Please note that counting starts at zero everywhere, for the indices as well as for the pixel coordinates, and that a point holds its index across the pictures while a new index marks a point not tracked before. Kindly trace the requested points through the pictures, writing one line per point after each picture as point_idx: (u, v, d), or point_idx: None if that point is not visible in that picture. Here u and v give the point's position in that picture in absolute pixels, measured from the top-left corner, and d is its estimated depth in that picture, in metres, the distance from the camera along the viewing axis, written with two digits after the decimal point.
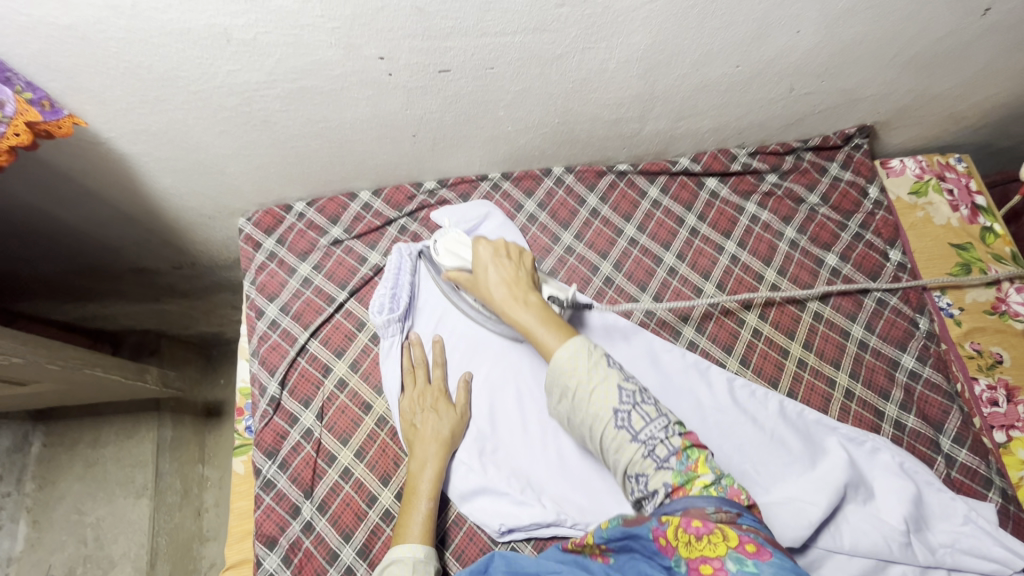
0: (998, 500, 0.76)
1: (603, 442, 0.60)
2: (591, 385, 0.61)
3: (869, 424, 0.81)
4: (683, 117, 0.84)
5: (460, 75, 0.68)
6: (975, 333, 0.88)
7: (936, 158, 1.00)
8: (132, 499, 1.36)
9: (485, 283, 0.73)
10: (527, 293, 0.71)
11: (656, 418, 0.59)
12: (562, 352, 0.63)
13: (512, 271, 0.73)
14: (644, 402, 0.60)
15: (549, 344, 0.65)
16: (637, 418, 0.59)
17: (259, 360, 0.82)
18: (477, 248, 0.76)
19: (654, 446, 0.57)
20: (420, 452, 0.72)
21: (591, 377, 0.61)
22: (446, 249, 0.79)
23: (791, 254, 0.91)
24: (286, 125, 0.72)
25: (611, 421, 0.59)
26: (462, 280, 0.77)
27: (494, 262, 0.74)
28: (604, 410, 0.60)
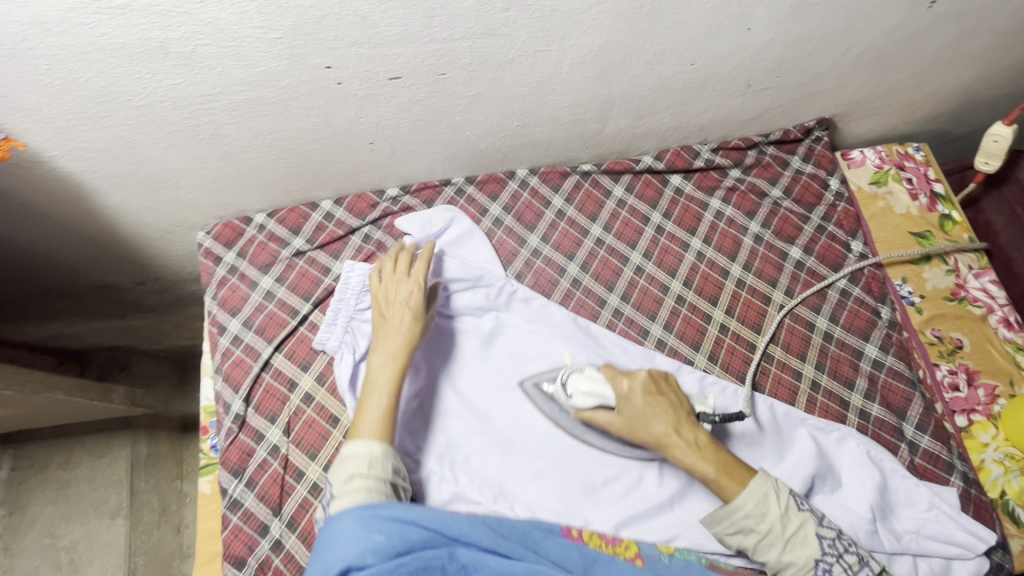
0: (960, 484, 0.78)
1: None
2: (791, 534, 0.65)
3: (835, 415, 0.82)
4: (642, 116, 0.84)
5: (412, 82, 0.67)
6: (936, 320, 0.90)
7: (894, 148, 1.02)
8: (107, 520, 1.33)
9: (641, 426, 0.69)
10: (689, 435, 0.68)
11: (859, 569, 0.64)
12: (743, 500, 0.65)
13: (670, 406, 0.70)
14: (845, 550, 0.65)
15: (730, 489, 0.66)
16: (839, 568, 0.64)
17: (223, 377, 0.80)
18: (620, 382, 0.71)
19: None
20: (384, 344, 0.69)
21: (787, 529, 0.65)
22: (576, 389, 0.73)
23: (756, 248, 0.92)
24: (236, 137, 0.71)
25: (812, 571, 0.64)
26: (603, 422, 0.71)
27: (649, 405, 0.69)
28: (805, 559, 0.64)
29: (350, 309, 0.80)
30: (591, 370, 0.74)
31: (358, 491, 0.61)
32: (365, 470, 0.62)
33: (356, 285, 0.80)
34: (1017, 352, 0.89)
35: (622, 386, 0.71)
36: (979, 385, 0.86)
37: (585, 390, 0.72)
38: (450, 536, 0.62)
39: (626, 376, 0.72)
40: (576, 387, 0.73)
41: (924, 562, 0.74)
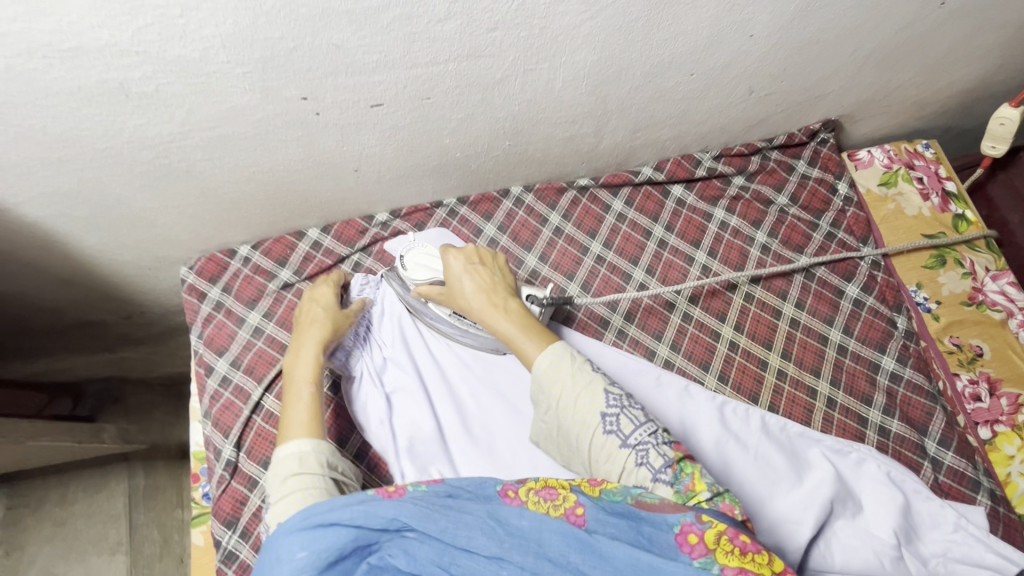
0: (987, 502, 0.74)
1: (592, 451, 0.58)
2: (576, 393, 0.59)
3: (853, 433, 0.79)
4: (640, 128, 0.80)
5: (395, 108, 0.63)
6: (953, 326, 0.86)
7: (903, 146, 0.98)
8: (106, 557, 1.30)
9: (461, 292, 0.71)
10: (503, 308, 0.68)
11: (646, 423, 0.57)
12: (541, 358, 0.62)
13: (489, 277, 0.71)
14: (631, 406, 0.59)
15: (533, 351, 0.64)
16: (625, 421, 0.57)
17: (212, 422, 0.76)
18: (445, 259, 0.73)
19: (643, 452, 0.55)
20: (298, 340, 0.69)
21: (578, 380, 0.60)
22: (412, 262, 0.76)
23: (763, 259, 0.88)
24: (212, 173, 0.67)
25: (600, 426, 0.58)
26: (434, 295, 0.74)
27: (466, 271, 0.71)
28: (593, 415, 0.58)
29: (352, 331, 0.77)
30: (431, 249, 0.77)
31: (295, 493, 0.55)
32: (298, 468, 0.57)
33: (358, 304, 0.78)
34: None
35: (445, 258, 0.73)
36: (1002, 395, 0.82)
37: (420, 265, 0.76)
38: (376, 529, 0.49)
39: (455, 251, 0.74)
40: (415, 262, 0.76)
41: None
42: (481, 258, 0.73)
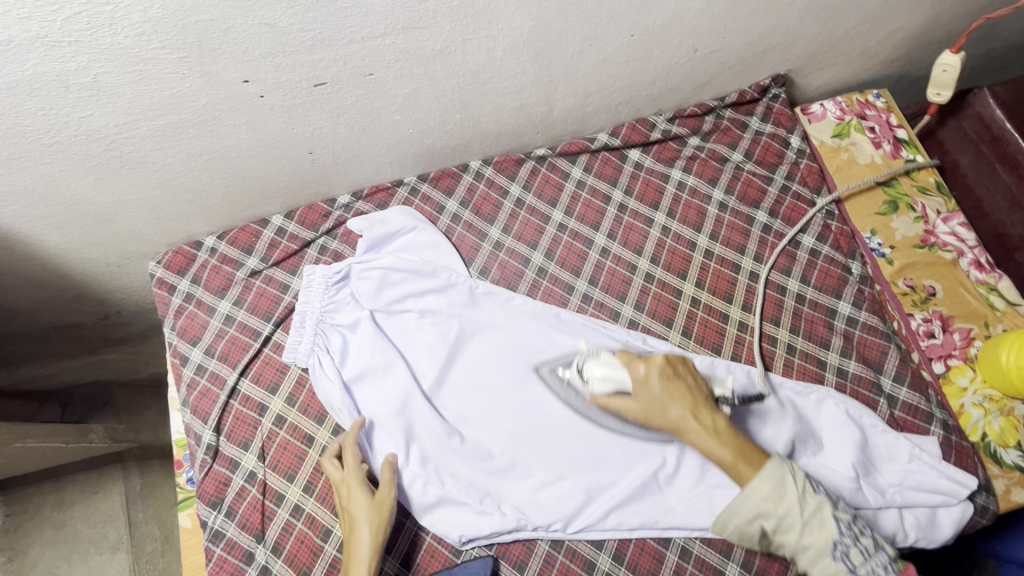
0: (941, 433, 0.77)
1: (808, 553, 0.64)
2: (807, 526, 0.63)
3: (813, 376, 0.81)
4: (590, 93, 0.81)
5: (339, 86, 0.64)
6: (907, 269, 0.89)
7: (855, 97, 1.00)
8: (108, 555, 1.32)
9: (660, 404, 0.69)
10: (706, 415, 0.69)
11: (876, 553, 0.64)
12: (758, 489, 0.64)
13: (685, 389, 0.70)
14: (861, 535, 0.64)
15: (744, 473, 0.66)
16: (856, 551, 0.63)
17: (190, 409, 0.78)
18: (637, 368, 0.71)
19: (847, 555, 0.63)
20: (350, 551, 0.67)
21: (804, 511, 0.63)
22: (592, 373, 0.73)
23: (721, 217, 0.90)
24: (166, 163, 0.68)
25: (831, 553, 0.62)
26: (617, 406, 0.71)
27: (666, 385, 0.70)
28: (822, 541, 0.63)
29: (316, 312, 0.80)
30: (608, 358, 0.73)
31: None
32: None
33: (319, 287, 0.81)
34: (990, 293, 0.88)
35: (642, 367, 0.71)
36: (954, 330, 0.86)
37: (601, 374, 0.73)
38: None
39: (640, 360, 0.72)
40: (594, 373, 0.73)
41: (912, 513, 0.73)
42: (673, 366, 0.72)
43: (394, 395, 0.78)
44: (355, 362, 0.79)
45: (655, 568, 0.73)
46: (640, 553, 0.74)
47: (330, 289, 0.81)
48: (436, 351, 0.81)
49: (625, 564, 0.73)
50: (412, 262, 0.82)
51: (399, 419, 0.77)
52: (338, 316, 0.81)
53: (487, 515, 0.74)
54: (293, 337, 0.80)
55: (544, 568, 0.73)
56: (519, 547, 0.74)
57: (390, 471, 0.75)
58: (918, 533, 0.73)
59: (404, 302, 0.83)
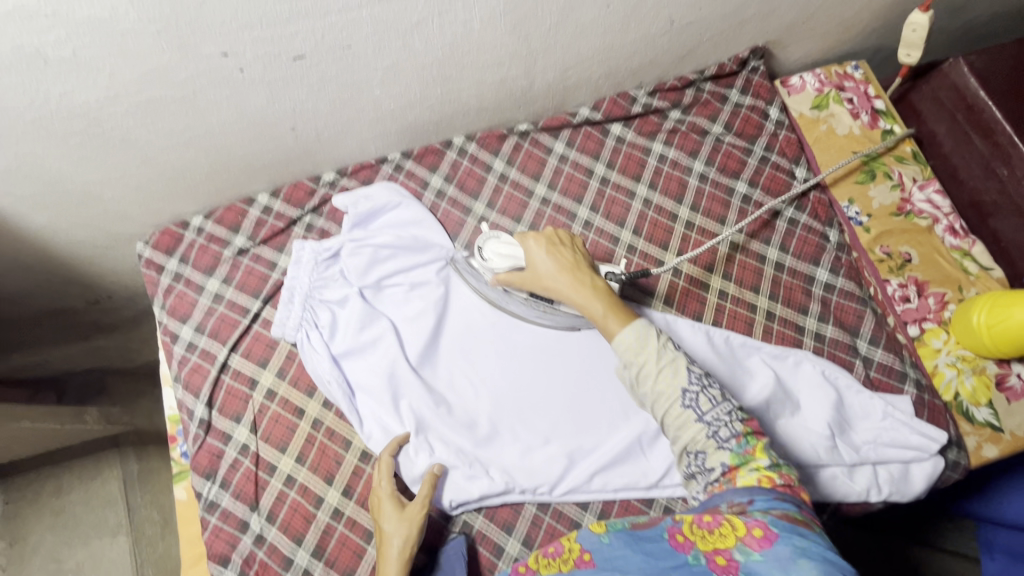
0: (913, 391, 0.81)
1: (665, 417, 0.61)
2: (654, 368, 0.61)
3: (791, 341, 0.84)
4: (569, 67, 0.82)
5: (318, 59, 0.64)
6: (884, 236, 0.91)
7: (834, 69, 1.01)
8: (109, 538, 1.34)
9: (539, 272, 0.73)
10: (582, 277, 0.71)
11: (722, 403, 0.60)
12: (623, 336, 0.64)
13: (567, 260, 0.73)
14: (710, 385, 0.61)
15: (612, 329, 0.66)
16: (704, 400, 0.60)
17: (182, 384, 0.80)
18: (529, 242, 0.75)
19: (717, 427, 0.59)
20: (384, 565, 0.67)
21: (661, 361, 0.61)
22: (492, 252, 0.79)
23: (701, 188, 0.91)
24: (148, 140, 0.68)
25: (679, 400, 0.60)
26: (513, 279, 0.76)
27: (549, 253, 0.74)
28: (673, 389, 0.60)
29: (305, 288, 0.81)
30: (507, 239, 0.79)
31: None
32: None
33: (308, 263, 0.81)
34: (964, 258, 0.90)
35: (525, 242, 0.76)
36: (929, 294, 0.88)
37: (501, 254, 0.78)
38: None
39: (532, 236, 0.76)
40: (496, 252, 0.79)
41: (884, 469, 0.76)
42: (557, 241, 0.75)
43: (384, 370, 0.79)
44: (343, 338, 0.80)
45: None
46: (624, 511, 0.77)
47: (318, 266, 0.81)
48: (423, 325, 0.82)
49: (610, 522, 0.77)
50: (400, 237, 0.83)
51: (388, 393, 0.78)
52: (326, 292, 0.81)
53: (477, 481, 0.76)
54: (282, 312, 0.81)
55: (533, 529, 0.76)
56: (510, 511, 0.77)
57: (382, 443, 0.77)
58: (891, 487, 0.76)
59: (390, 276, 0.83)
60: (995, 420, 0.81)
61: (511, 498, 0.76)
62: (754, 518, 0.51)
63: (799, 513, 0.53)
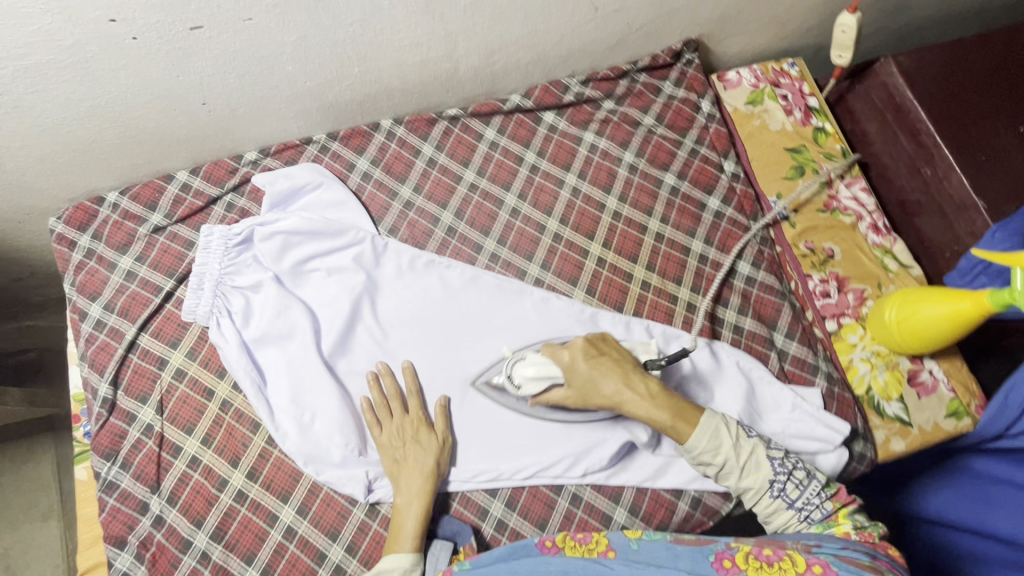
0: (824, 384, 0.82)
1: (757, 506, 0.66)
2: (742, 460, 0.66)
3: (709, 333, 0.84)
4: (493, 51, 0.82)
5: (217, 30, 0.63)
6: (808, 232, 0.92)
7: (770, 65, 1.01)
8: (40, 523, 1.29)
9: (594, 388, 0.71)
10: (637, 391, 0.70)
11: (809, 483, 0.65)
12: (698, 440, 0.66)
13: (613, 365, 0.72)
14: (795, 469, 0.66)
15: (682, 432, 0.67)
16: (790, 486, 0.65)
17: (88, 363, 0.78)
18: (561, 355, 0.73)
19: (809, 512, 0.64)
20: (405, 487, 0.72)
21: (741, 455, 0.66)
22: (521, 376, 0.74)
23: (631, 179, 0.91)
24: (45, 109, 0.66)
25: (768, 492, 0.65)
26: (557, 399, 0.73)
27: (594, 368, 0.71)
28: (759, 481, 0.65)
29: (215, 274, 0.78)
30: (533, 356, 0.74)
31: None
32: None
33: (218, 248, 0.78)
34: (885, 256, 0.91)
35: (568, 360, 0.72)
36: (849, 290, 0.89)
37: (532, 374, 0.73)
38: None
39: (565, 347, 0.73)
40: (524, 375, 0.74)
41: None
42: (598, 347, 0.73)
43: (302, 355, 0.78)
44: (257, 321, 0.78)
45: (545, 512, 0.76)
46: (532, 499, 0.77)
47: (230, 249, 0.78)
48: (341, 309, 0.81)
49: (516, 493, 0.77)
50: (317, 218, 0.81)
51: (303, 378, 0.77)
52: (238, 277, 0.79)
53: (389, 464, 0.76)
54: (191, 298, 0.78)
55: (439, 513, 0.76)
56: None
57: (295, 429, 0.75)
58: None
59: (309, 260, 0.82)
60: (904, 415, 0.83)
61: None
62: (817, 558, 0.52)
63: (870, 560, 0.53)
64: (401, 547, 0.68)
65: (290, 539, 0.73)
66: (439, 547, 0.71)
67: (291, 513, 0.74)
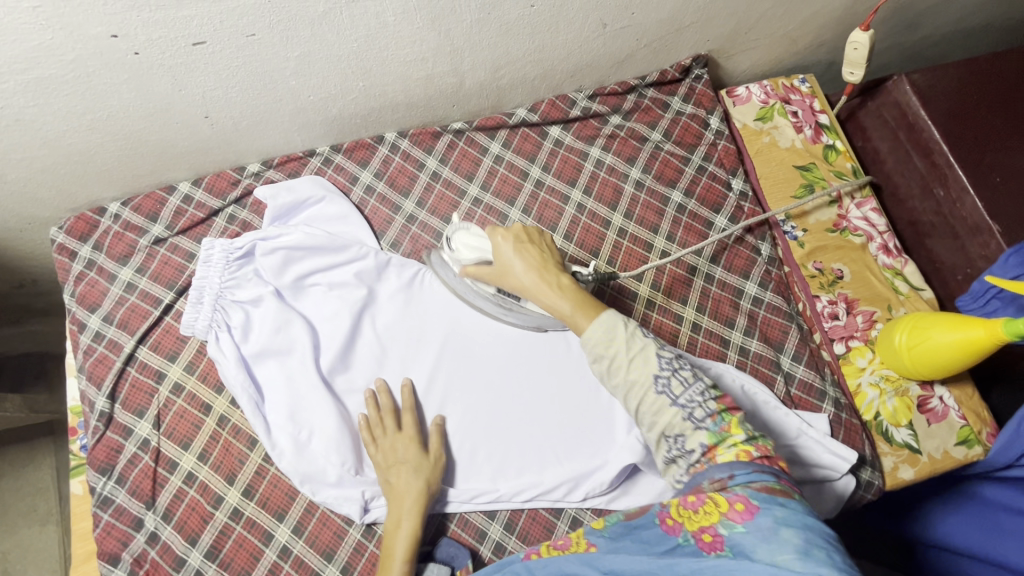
0: (832, 411, 0.80)
1: (640, 407, 0.57)
2: (628, 357, 0.57)
3: (715, 354, 0.83)
4: (499, 66, 0.81)
5: (220, 46, 0.62)
6: (817, 252, 0.90)
7: (781, 82, 1.00)
8: (38, 528, 1.29)
9: (510, 266, 0.67)
10: (554, 278, 0.65)
11: (694, 382, 0.56)
12: (591, 330, 0.59)
13: (537, 253, 0.68)
14: (681, 367, 0.57)
15: (581, 324, 0.61)
16: (676, 383, 0.56)
17: (86, 375, 0.77)
18: (493, 235, 0.69)
19: (692, 410, 0.55)
20: (395, 509, 0.69)
21: (631, 349, 0.57)
22: (460, 244, 0.74)
23: (637, 196, 0.90)
24: (46, 121, 0.66)
25: (652, 388, 0.56)
26: (482, 275, 0.71)
27: (517, 252, 0.67)
28: (644, 377, 0.56)
29: (215, 288, 0.77)
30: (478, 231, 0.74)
31: None
32: None
33: (219, 262, 0.77)
34: (895, 278, 0.90)
35: (495, 239, 0.69)
36: (859, 313, 0.87)
37: (467, 245, 0.73)
38: None
39: (501, 228, 0.70)
40: (463, 244, 0.74)
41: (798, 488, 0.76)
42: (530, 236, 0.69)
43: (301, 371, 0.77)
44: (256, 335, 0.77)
45: (545, 536, 0.75)
46: (531, 522, 0.75)
47: (230, 262, 0.77)
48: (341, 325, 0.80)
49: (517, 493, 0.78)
50: (319, 232, 0.80)
51: (301, 395, 0.76)
52: (238, 289, 0.78)
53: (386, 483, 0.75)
54: (190, 312, 0.77)
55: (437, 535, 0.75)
56: None
57: (292, 447, 0.74)
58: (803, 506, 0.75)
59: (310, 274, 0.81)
60: (914, 442, 0.81)
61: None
62: (736, 492, 0.49)
63: (778, 483, 0.50)
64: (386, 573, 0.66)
65: (285, 558, 0.72)
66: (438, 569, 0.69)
67: (286, 533, 0.73)
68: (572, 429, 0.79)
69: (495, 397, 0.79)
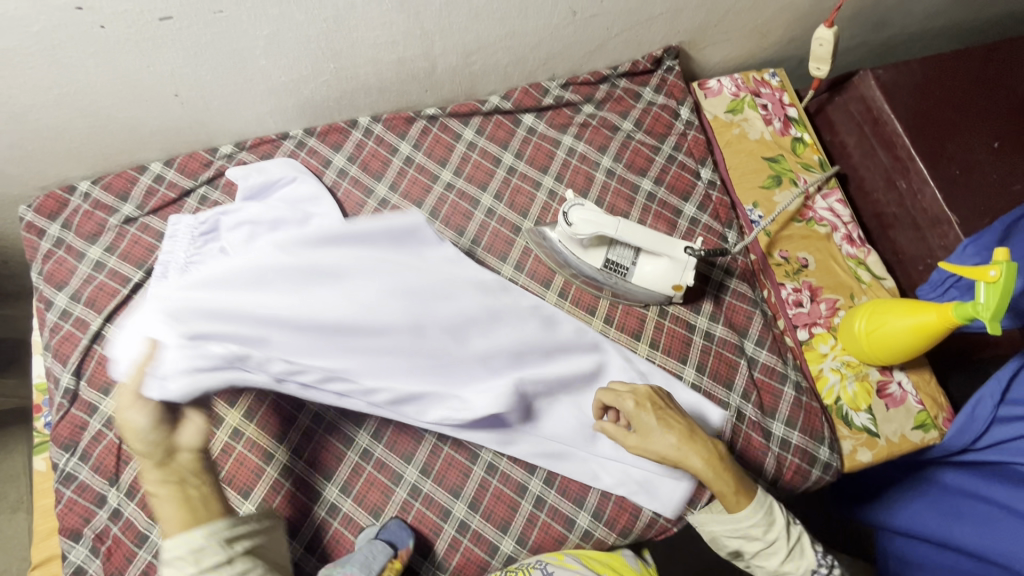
0: (777, 450, 0.80)
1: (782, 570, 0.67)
2: (785, 560, 0.67)
3: (680, 339, 0.84)
4: (471, 52, 0.82)
5: (187, 21, 0.63)
6: (783, 241, 0.92)
7: (751, 75, 1.02)
8: (6, 516, 1.26)
9: (651, 449, 0.68)
10: (699, 447, 0.68)
11: (838, 572, 0.67)
12: (753, 514, 0.67)
13: (674, 428, 0.69)
14: (831, 564, 0.67)
15: (731, 494, 0.67)
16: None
17: (52, 353, 0.77)
18: (625, 401, 0.70)
19: None
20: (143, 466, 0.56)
21: (790, 540, 0.67)
22: (576, 220, 0.76)
23: (608, 183, 0.91)
24: (11, 95, 0.66)
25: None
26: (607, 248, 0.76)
27: (663, 424, 0.69)
28: (798, 571, 0.66)
29: (180, 261, 0.73)
30: (591, 207, 0.77)
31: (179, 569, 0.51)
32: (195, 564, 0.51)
33: (184, 236, 0.73)
34: (858, 266, 0.92)
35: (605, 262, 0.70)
36: (822, 300, 0.89)
37: (582, 220, 0.76)
38: None
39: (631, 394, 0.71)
40: (580, 219, 0.76)
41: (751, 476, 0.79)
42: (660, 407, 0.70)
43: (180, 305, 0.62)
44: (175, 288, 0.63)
45: (508, 515, 0.75)
46: (496, 501, 0.76)
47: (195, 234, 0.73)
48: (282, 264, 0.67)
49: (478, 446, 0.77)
50: (283, 202, 0.78)
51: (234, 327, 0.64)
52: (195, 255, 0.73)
53: (215, 344, 0.64)
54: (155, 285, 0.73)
55: (401, 515, 0.74)
56: (378, 494, 0.75)
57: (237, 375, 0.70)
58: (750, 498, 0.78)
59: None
60: (873, 425, 0.83)
61: (248, 376, 0.67)
62: None
63: None
64: (204, 479, 0.58)
65: None
66: (378, 550, 0.67)
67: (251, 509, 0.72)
68: (547, 374, 0.77)
69: (471, 332, 0.75)
